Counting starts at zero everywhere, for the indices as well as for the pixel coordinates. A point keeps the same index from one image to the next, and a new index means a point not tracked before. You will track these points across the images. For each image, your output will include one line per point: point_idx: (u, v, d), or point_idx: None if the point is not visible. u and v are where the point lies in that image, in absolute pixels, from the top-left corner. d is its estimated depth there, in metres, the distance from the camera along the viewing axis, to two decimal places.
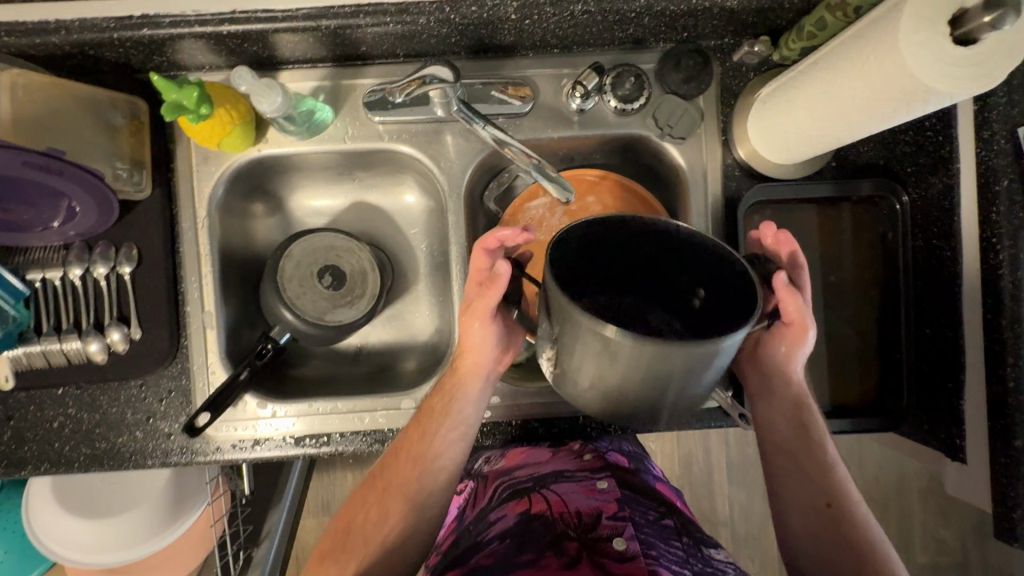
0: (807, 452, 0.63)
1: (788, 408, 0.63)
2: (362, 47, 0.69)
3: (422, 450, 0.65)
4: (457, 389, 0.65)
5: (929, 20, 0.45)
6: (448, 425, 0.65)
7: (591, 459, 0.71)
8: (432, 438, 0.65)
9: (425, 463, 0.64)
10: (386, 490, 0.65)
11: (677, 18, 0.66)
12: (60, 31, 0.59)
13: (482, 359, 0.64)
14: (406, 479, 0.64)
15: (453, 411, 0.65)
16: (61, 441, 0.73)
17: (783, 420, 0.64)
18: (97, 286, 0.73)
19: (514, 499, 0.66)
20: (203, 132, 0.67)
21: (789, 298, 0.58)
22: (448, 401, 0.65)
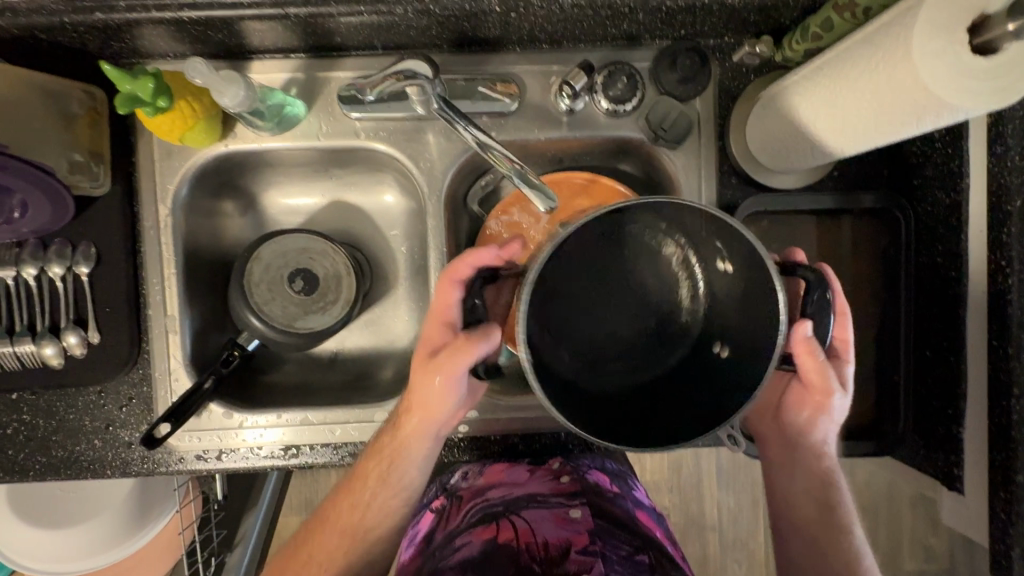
0: (833, 532, 0.62)
1: (820, 482, 0.63)
2: (337, 37, 0.65)
3: (368, 506, 0.65)
4: (398, 450, 0.63)
5: (946, 28, 0.40)
6: (391, 486, 0.65)
7: (567, 483, 0.69)
8: (378, 494, 0.65)
9: (357, 536, 0.66)
10: (335, 537, 0.66)
11: (674, 14, 0.61)
12: (6, 13, 0.54)
13: (430, 419, 0.62)
14: (357, 530, 0.66)
15: (394, 472, 0.64)
16: (15, 448, 0.70)
17: (813, 495, 0.63)
18: (53, 286, 0.69)
19: (482, 524, 0.62)
20: (163, 126, 0.62)
21: (806, 354, 0.56)
22: (388, 462, 0.64)
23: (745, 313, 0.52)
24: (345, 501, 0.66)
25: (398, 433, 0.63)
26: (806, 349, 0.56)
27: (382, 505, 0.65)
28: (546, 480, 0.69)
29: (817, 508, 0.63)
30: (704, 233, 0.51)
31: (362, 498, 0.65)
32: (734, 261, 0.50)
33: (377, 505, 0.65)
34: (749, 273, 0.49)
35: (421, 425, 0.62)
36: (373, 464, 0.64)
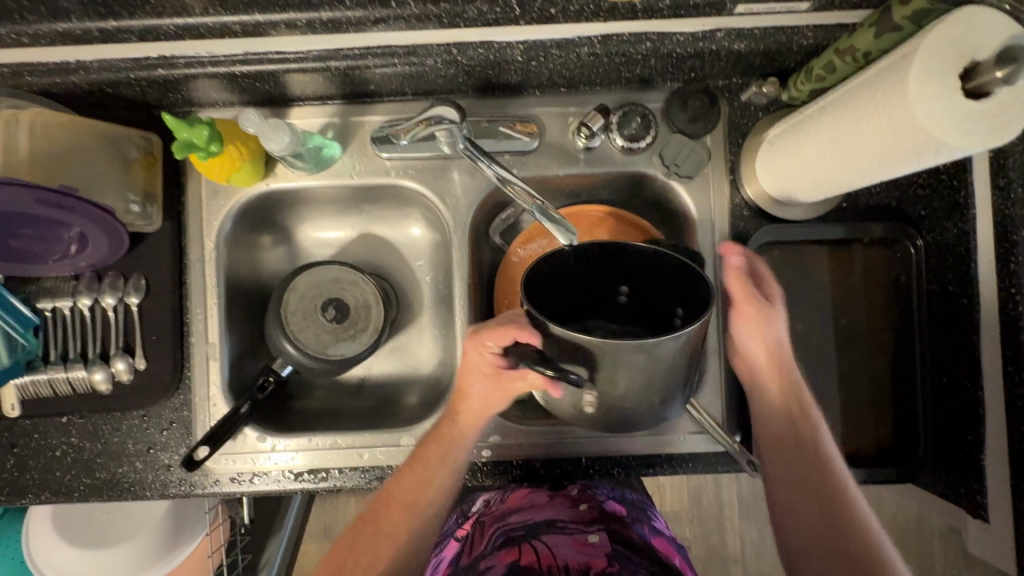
0: (805, 446, 0.62)
1: (783, 397, 0.64)
2: (372, 85, 0.70)
3: (419, 498, 0.65)
4: (456, 439, 0.65)
5: (940, 73, 0.44)
6: (446, 470, 0.65)
7: (585, 510, 0.71)
8: (426, 485, 0.65)
9: (416, 509, 0.65)
10: (380, 533, 0.65)
11: (684, 59, 0.66)
12: (79, 70, 0.61)
13: (484, 414, 0.63)
14: (401, 524, 0.65)
15: (451, 457, 0.65)
16: (62, 469, 0.73)
17: (778, 411, 0.64)
18: (105, 315, 0.74)
19: (505, 548, 0.64)
20: (213, 168, 0.68)
21: (737, 282, 0.64)
22: (446, 447, 0.65)
23: (665, 287, 0.57)
24: (393, 493, 0.66)
25: (455, 421, 0.65)
26: (734, 276, 0.64)
27: (428, 501, 0.65)
28: (565, 506, 0.72)
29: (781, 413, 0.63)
30: (592, 283, 0.60)
31: (410, 483, 0.65)
32: (628, 277, 0.58)
33: (434, 484, 0.65)
34: (630, 271, 0.57)
35: (480, 409, 0.63)
36: (430, 449, 0.66)
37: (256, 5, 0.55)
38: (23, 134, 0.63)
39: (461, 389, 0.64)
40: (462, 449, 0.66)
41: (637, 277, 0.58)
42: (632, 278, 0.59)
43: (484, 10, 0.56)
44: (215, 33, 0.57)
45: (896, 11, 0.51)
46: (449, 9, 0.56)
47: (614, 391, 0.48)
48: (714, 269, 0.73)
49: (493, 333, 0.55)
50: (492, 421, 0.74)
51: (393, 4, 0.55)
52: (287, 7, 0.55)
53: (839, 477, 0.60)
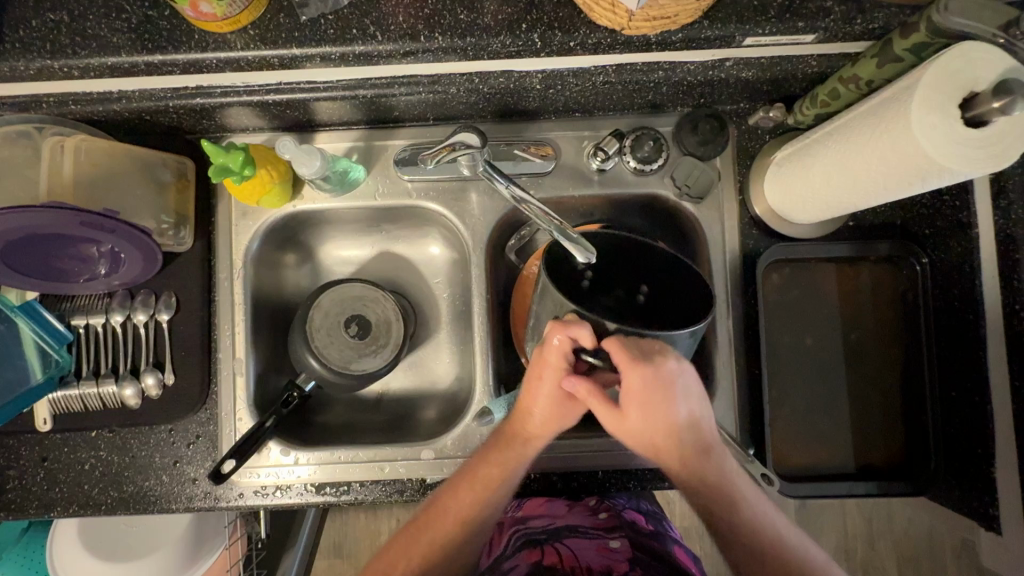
0: (729, 529, 0.57)
1: (691, 490, 0.58)
2: (396, 112, 0.74)
3: (472, 513, 0.64)
4: (516, 460, 0.64)
5: (941, 103, 0.47)
6: (502, 492, 0.64)
7: (605, 518, 0.73)
8: (481, 504, 0.64)
9: (470, 526, 0.64)
10: (429, 549, 0.64)
11: (695, 86, 0.69)
12: (121, 99, 0.65)
13: (551, 430, 0.63)
14: (451, 539, 0.64)
15: (508, 477, 0.64)
16: (90, 483, 0.75)
17: (694, 504, 0.58)
18: (136, 332, 0.76)
19: (527, 548, 0.68)
20: (245, 191, 0.71)
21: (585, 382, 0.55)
22: (504, 470, 0.64)
23: (637, 271, 0.64)
24: (447, 507, 0.65)
25: (521, 443, 0.64)
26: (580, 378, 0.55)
27: (480, 516, 0.64)
28: (585, 515, 0.74)
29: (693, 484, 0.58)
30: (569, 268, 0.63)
31: (466, 501, 0.64)
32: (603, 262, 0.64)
33: (490, 503, 0.64)
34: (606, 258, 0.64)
35: (546, 427, 0.63)
36: (487, 472, 0.64)
37: (294, 40, 0.59)
38: (67, 159, 0.65)
39: (523, 409, 0.63)
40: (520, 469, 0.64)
41: (613, 264, 0.65)
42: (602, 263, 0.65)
43: (508, 44, 0.59)
44: (254, 65, 0.61)
45: (896, 44, 0.55)
46: (475, 42, 0.59)
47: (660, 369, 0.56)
48: (724, 286, 0.75)
49: (556, 348, 0.55)
50: None
51: (421, 39, 0.59)
52: (322, 42, 0.59)
53: (772, 540, 0.57)
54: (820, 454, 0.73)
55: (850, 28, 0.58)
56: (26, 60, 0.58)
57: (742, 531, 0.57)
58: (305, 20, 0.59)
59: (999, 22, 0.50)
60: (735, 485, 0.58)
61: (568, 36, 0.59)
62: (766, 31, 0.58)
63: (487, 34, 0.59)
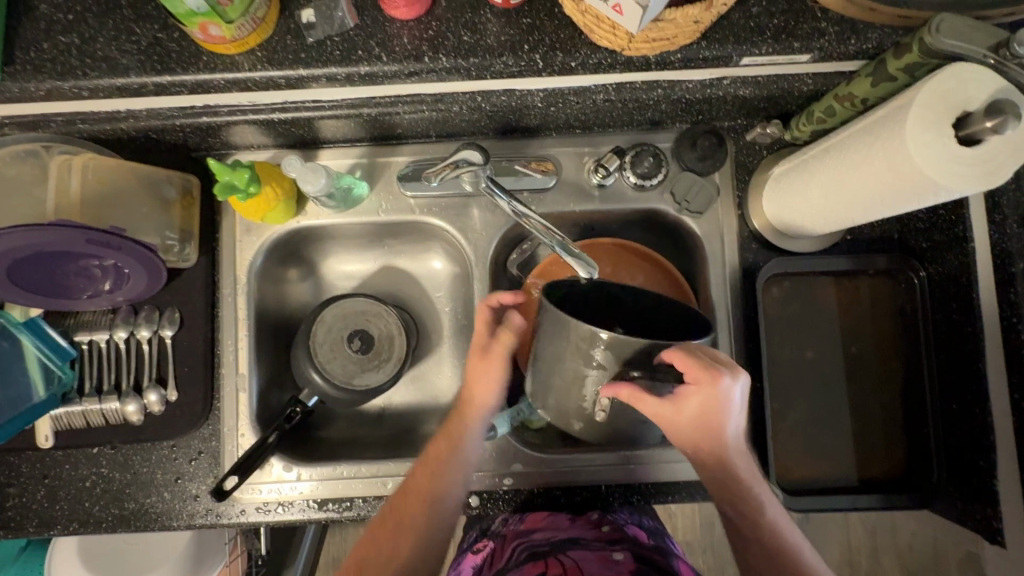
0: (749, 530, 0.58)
1: (718, 484, 0.59)
2: (399, 129, 0.75)
3: (437, 492, 0.65)
4: (462, 432, 0.67)
5: (935, 123, 0.48)
6: (454, 467, 0.66)
7: (608, 531, 0.71)
8: (437, 483, 0.66)
9: (429, 506, 0.65)
10: (402, 534, 0.64)
11: (693, 104, 0.70)
12: (129, 118, 0.66)
13: (476, 396, 0.67)
14: (419, 523, 0.64)
15: (458, 449, 0.67)
16: (91, 500, 0.74)
17: (720, 500, 0.59)
18: (140, 348, 0.77)
19: (530, 561, 0.64)
20: (250, 208, 0.72)
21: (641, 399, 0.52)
22: (454, 445, 0.67)
23: (644, 321, 0.62)
24: (409, 489, 0.66)
25: (462, 414, 0.68)
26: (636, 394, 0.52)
27: (444, 495, 0.65)
28: (588, 528, 0.71)
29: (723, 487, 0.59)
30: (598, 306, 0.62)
31: (423, 482, 0.66)
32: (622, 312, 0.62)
33: (445, 481, 0.66)
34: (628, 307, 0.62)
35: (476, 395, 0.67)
36: (437, 447, 0.67)
37: (300, 61, 0.60)
38: (75, 177, 0.66)
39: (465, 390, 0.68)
40: (472, 449, 0.67)
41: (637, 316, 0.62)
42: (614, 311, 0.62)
43: (510, 64, 0.61)
44: (261, 85, 0.62)
45: (890, 63, 0.56)
46: (478, 63, 0.60)
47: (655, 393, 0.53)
48: (725, 300, 0.76)
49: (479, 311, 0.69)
50: (514, 450, 0.76)
51: (425, 59, 0.60)
52: (328, 63, 0.60)
53: (782, 540, 0.57)
54: (823, 467, 0.73)
55: (845, 48, 0.59)
56: (36, 81, 0.59)
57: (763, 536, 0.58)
58: (311, 42, 0.60)
59: (991, 42, 0.50)
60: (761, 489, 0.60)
61: (569, 56, 0.60)
62: (762, 51, 0.60)
63: (490, 54, 0.60)
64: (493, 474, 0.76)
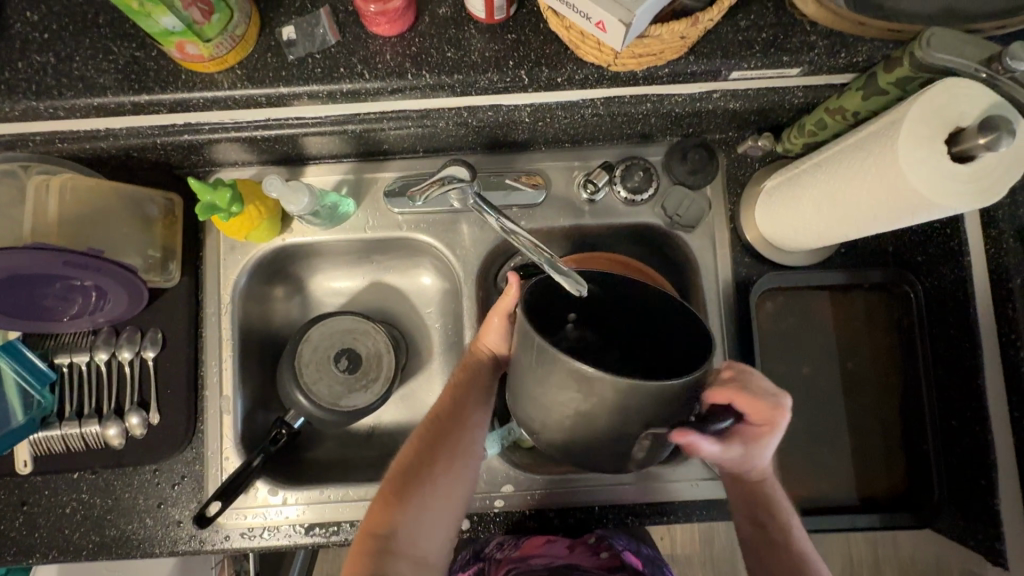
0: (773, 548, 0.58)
1: (745, 496, 0.60)
2: (386, 145, 0.74)
3: (465, 412, 0.63)
4: (478, 367, 0.65)
5: (927, 139, 0.47)
6: (474, 398, 0.63)
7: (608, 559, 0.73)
8: (455, 417, 0.62)
9: (450, 442, 0.61)
10: (438, 449, 0.60)
11: (683, 117, 0.69)
12: (109, 137, 0.64)
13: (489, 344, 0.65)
14: (454, 440, 0.61)
15: (478, 379, 0.64)
16: (71, 527, 0.72)
17: (746, 516, 0.60)
18: (121, 370, 0.75)
19: None
20: (232, 228, 0.70)
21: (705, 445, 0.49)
22: (473, 377, 0.65)
23: (610, 311, 0.57)
24: (427, 425, 0.62)
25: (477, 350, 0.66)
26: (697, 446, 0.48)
27: (472, 415, 0.63)
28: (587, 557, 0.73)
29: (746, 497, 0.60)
30: (555, 307, 0.55)
31: (443, 416, 0.62)
32: (582, 304, 0.57)
33: (463, 417, 0.62)
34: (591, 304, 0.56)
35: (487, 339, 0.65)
36: (456, 380, 0.65)
37: (281, 78, 0.59)
38: (53, 199, 0.64)
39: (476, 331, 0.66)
40: (491, 377, 0.65)
41: (595, 308, 0.57)
42: (583, 308, 0.57)
43: (495, 80, 0.59)
44: (241, 104, 0.61)
45: (881, 77, 0.55)
46: (462, 79, 0.59)
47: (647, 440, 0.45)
48: (719, 316, 0.74)
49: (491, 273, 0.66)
50: (505, 471, 0.74)
51: (408, 76, 0.59)
52: (309, 80, 0.59)
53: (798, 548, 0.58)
54: (821, 486, 0.71)
55: (835, 62, 0.59)
56: (11, 101, 0.58)
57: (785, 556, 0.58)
58: (292, 59, 0.59)
59: (982, 57, 0.50)
60: (791, 513, 0.60)
61: (555, 72, 0.59)
62: (751, 65, 0.59)
63: (475, 70, 0.59)
64: (483, 496, 0.74)
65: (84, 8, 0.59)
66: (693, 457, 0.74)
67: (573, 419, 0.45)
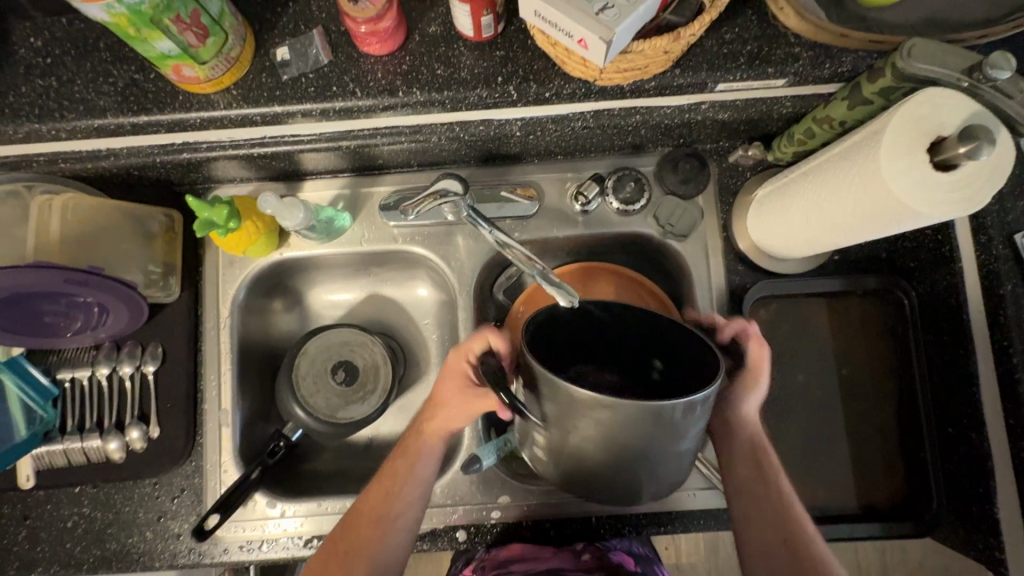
0: (768, 496, 0.60)
1: (746, 446, 0.62)
2: (380, 160, 0.75)
3: (391, 513, 0.63)
4: (420, 449, 0.65)
5: (909, 151, 0.47)
6: (408, 487, 0.64)
7: (590, 560, 0.72)
8: (387, 506, 0.63)
9: (375, 531, 0.63)
10: (361, 538, 0.62)
11: (673, 128, 0.70)
12: (110, 156, 0.66)
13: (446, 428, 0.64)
14: (378, 529, 0.63)
15: (414, 466, 0.64)
16: (73, 540, 0.73)
17: (747, 469, 0.61)
18: (122, 384, 0.76)
19: None
20: (230, 243, 0.72)
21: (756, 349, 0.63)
22: (411, 460, 0.65)
23: (597, 326, 0.56)
24: (360, 510, 0.64)
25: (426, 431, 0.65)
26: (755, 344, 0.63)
27: (398, 516, 0.63)
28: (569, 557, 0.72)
29: (745, 448, 0.62)
30: (553, 321, 0.54)
31: (376, 504, 0.64)
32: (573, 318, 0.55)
33: (396, 503, 0.63)
34: (581, 317, 0.55)
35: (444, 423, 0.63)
36: (393, 463, 0.65)
37: (275, 98, 0.61)
38: (55, 217, 0.65)
39: (435, 403, 0.65)
40: (434, 458, 0.65)
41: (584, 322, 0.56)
42: (576, 322, 0.56)
43: (484, 96, 0.61)
44: (237, 123, 0.62)
45: (865, 87, 0.56)
46: (452, 96, 0.61)
47: (682, 452, 0.45)
48: None
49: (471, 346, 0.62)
50: (501, 481, 0.74)
51: (399, 94, 0.60)
52: (303, 99, 0.60)
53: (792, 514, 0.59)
54: (818, 495, 0.71)
55: (820, 72, 0.59)
56: (14, 124, 0.60)
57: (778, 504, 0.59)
58: (286, 79, 0.61)
59: (964, 66, 0.50)
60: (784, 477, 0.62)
61: (543, 87, 0.60)
62: (737, 77, 0.60)
63: (464, 87, 0.60)
64: (480, 508, 0.74)
65: (86, 33, 0.61)
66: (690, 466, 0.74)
67: (608, 442, 0.43)
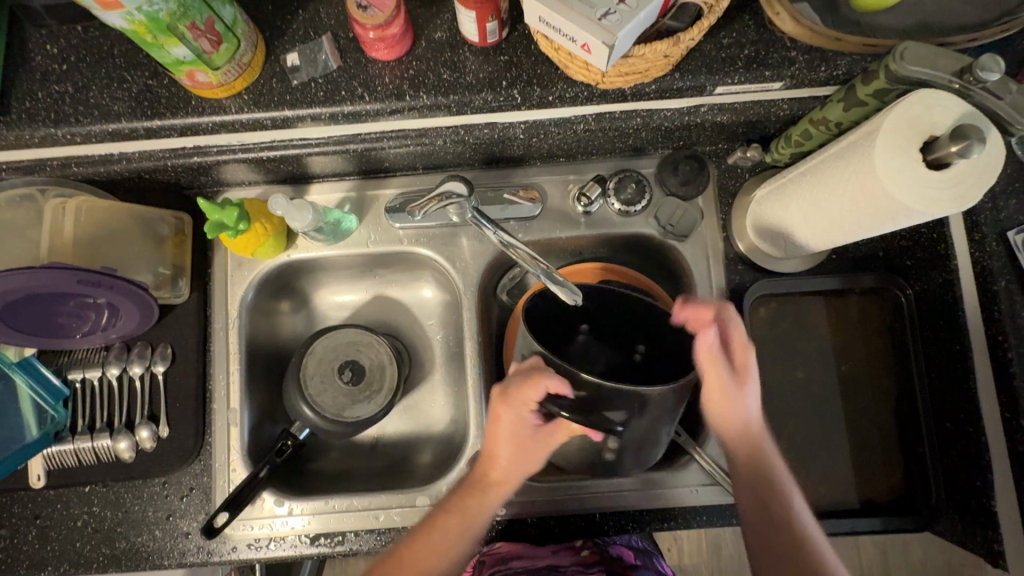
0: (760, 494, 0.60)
1: (740, 444, 0.61)
2: (386, 163, 0.76)
3: (426, 571, 0.63)
4: (480, 508, 0.65)
5: (903, 150, 0.49)
6: (462, 544, 0.64)
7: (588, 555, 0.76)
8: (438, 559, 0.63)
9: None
10: None
11: (673, 131, 0.71)
12: (122, 160, 0.67)
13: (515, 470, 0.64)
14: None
15: (472, 523, 0.65)
16: (82, 539, 0.74)
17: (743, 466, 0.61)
18: (132, 384, 0.77)
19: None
20: (240, 245, 0.73)
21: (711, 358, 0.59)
22: (466, 519, 0.65)
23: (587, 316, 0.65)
24: (405, 558, 0.64)
25: (486, 486, 0.65)
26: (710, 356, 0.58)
27: (434, 573, 0.63)
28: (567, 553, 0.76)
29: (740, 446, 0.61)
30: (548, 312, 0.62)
31: (423, 558, 0.63)
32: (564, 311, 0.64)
33: (448, 558, 0.64)
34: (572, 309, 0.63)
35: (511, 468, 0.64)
36: (446, 519, 0.65)
37: (285, 103, 0.62)
38: (69, 220, 0.67)
39: (488, 453, 0.65)
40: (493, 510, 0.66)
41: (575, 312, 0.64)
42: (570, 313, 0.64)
43: (489, 100, 0.62)
44: (248, 127, 0.64)
45: (860, 90, 0.57)
46: (458, 100, 0.62)
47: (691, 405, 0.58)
48: None
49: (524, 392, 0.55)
50: None
51: (407, 98, 0.62)
52: (312, 103, 0.62)
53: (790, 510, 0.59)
54: (818, 491, 0.72)
55: (815, 75, 0.61)
56: (32, 128, 0.61)
57: (785, 515, 0.59)
58: (296, 84, 0.62)
59: (957, 67, 0.51)
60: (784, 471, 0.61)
61: (546, 91, 0.62)
62: (735, 80, 0.62)
63: (469, 91, 0.62)
64: None
65: (100, 40, 0.63)
66: (691, 463, 0.75)
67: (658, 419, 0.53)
